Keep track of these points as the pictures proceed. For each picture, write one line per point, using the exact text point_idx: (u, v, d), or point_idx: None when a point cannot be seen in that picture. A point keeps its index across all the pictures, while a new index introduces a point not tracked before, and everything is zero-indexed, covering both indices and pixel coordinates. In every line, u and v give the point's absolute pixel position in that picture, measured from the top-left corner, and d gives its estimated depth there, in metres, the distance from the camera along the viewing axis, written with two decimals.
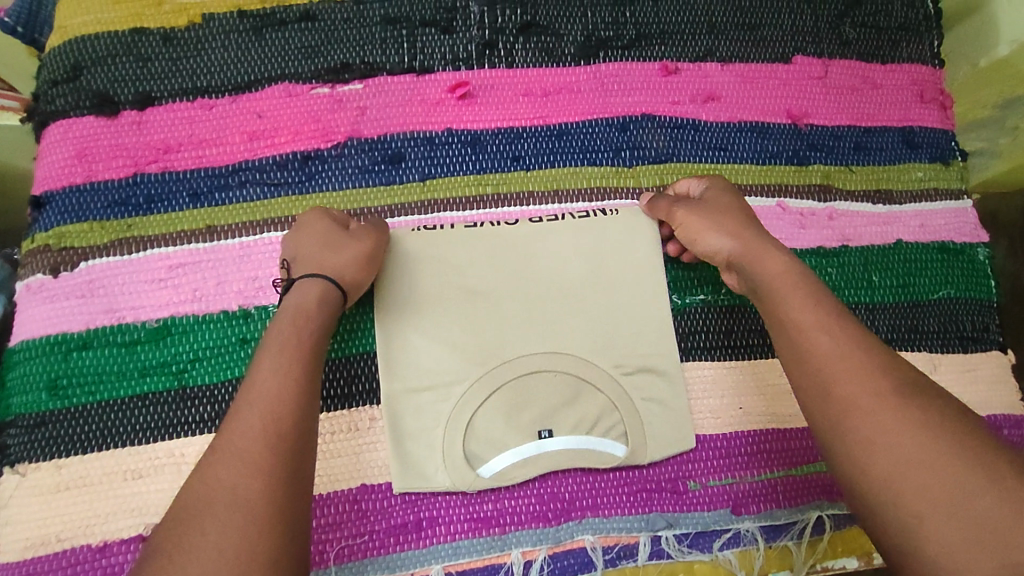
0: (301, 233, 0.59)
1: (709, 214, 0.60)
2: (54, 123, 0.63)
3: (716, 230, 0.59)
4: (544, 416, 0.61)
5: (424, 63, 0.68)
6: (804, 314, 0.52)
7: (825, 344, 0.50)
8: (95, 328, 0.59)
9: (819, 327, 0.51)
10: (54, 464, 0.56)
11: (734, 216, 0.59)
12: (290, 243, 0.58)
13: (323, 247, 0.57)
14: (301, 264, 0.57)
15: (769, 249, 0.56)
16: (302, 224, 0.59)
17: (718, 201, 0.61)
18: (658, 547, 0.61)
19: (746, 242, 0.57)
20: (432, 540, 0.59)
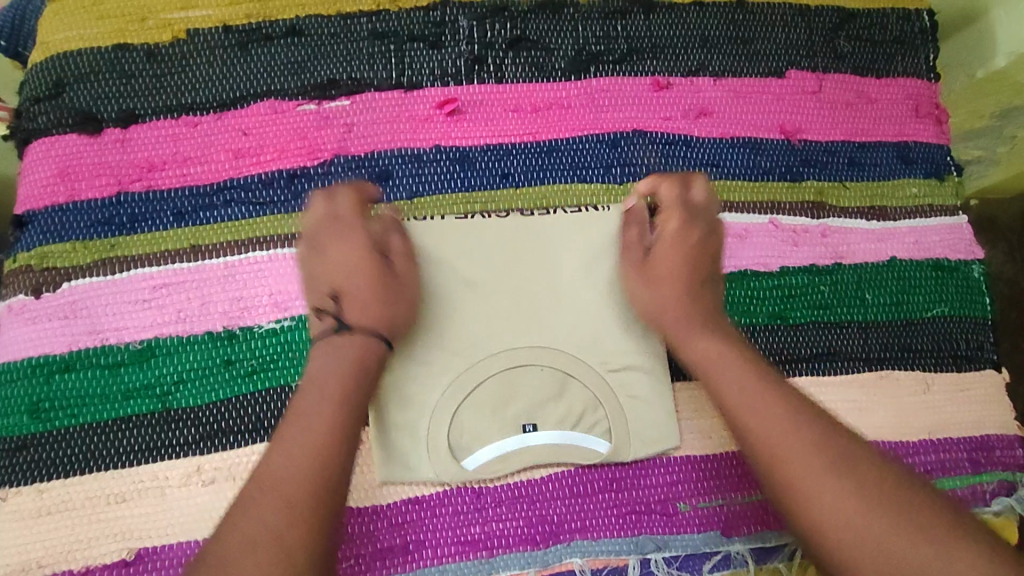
0: (351, 263, 0.57)
1: (652, 276, 0.61)
2: (37, 141, 0.62)
3: (647, 298, 0.61)
4: (530, 409, 0.61)
5: (412, 79, 0.67)
6: (740, 380, 0.55)
7: (762, 408, 0.53)
8: (78, 350, 0.58)
9: (756, 391, 0.54)
10: (35, 488, 0.56)
11: (676, 285, 0.61)
12: (336, 271, 0.57)
13: (384, 297, 0.57)
14: (352, 305, 0.56)
15: (699, 329, 0.59)
16: (350, 247, 0.58)
17: (665, 263, 0.61)
18: (647, 570, 0.60)
19: (673, 316, 0.60)
20: (419, 564, 0.58)
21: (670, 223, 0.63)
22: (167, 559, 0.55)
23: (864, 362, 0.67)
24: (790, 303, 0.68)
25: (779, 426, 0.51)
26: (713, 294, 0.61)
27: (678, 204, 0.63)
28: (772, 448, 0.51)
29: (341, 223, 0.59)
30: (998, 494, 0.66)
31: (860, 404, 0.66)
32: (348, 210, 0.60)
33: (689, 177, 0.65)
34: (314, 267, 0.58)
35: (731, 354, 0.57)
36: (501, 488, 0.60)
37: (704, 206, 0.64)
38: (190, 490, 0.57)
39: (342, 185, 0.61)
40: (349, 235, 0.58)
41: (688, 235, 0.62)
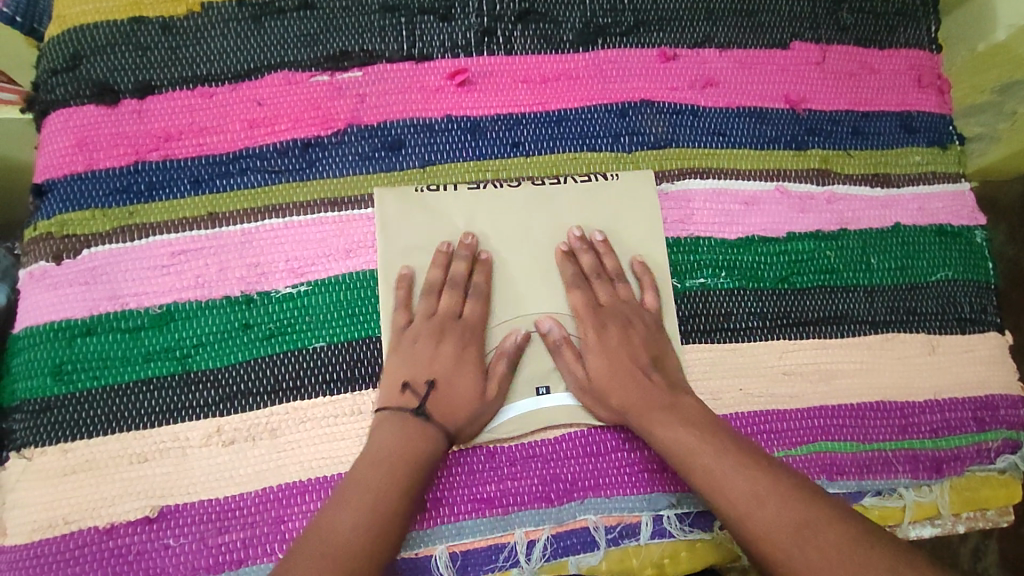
0: (455, 364, 0.60)
1: (599, 395, 0.60)
2: (55, 112, 0.63)
3: (608, 411, 0.60)
4: (544, 372, 0.62)
5: (423, 51, 0.68)
6: (711, 461, 0.54)
7: (739, 488, 0.53)
8: (99, 314, 0.59)
9: (729, 469, 0.54)
10: (59, 448, 0.57)
11: (621, 391, 0.59)
12: (439, 361, 0.59)
13: (472, 414, 0.59)
14: (440, 401, 0.58)
15: (655, 422, 0.58)
16: (462, 351, 0.60)
17: (601, 380, 0.60)
18: (660, 526, 0.61)
19: (633, 417, 0.59)
20: (436, 521, 0.59)
21: (586, 328, 0.62)
22: (190, 516, 0.56)
23: (870, 325, 0.68)
24: (796, 268, 0.69)
25: (756, 501, 0.52)
26: (662, 376, 0.61)
27: (587, 308, 0.62)
28: (750, 524, 0.51)
29: (465, 322, 0.61)
30: (1003, 452, 0.67)
31: (866, 365, 0.67)
32: (478, 313, 0.62)
33: (597, 274, 0.63)
34: (414, 346, 0.60)
35: (693, 434, 0.56)
36: (515, 447, 0.61)
37: (620, 299, 0.63)
38: (211, 450, 0.58)
39: (463, 272, 0.62)
40: (466, 340, 0.61)
41: (606, 337, 0.61)
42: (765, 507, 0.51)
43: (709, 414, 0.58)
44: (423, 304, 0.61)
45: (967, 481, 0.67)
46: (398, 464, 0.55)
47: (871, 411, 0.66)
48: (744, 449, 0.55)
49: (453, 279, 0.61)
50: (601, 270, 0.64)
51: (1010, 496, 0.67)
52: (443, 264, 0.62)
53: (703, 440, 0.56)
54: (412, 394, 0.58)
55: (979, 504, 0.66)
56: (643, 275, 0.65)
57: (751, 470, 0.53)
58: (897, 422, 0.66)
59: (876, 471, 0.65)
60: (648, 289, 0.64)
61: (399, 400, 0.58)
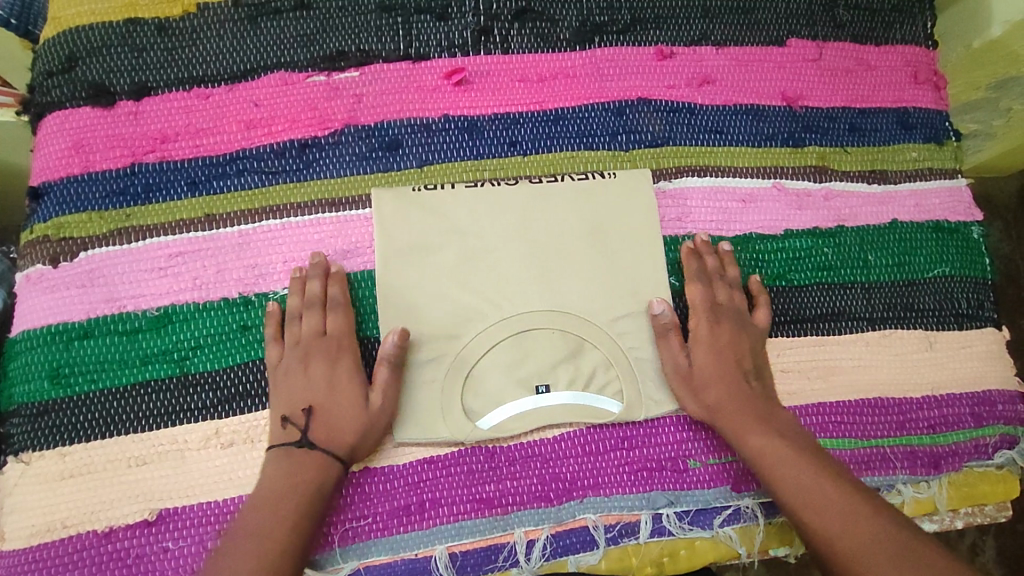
0: (330, 383, 0.58)
1: (696, 386, 0.62)
2: (51, 114, 0.63)
3: (698, 405, 0.61)
4: (543, 371, 0.62)
5: (420, 51, 0.68)
6: (804, 474, 0.56)
7: (829, 501, 0.54)
8: (96, 317, 0.59)
9: (821, 483, 0.55)
10: (57, 452, 0.57)
11: (722, 386, 0.61)
12: (311, 390, 0.58)
13: (362, 427, 0.57)
14: (321, 425, 0.57)
15: (750, 425, 0.59)
16: (335, 367, 0.59)
17: (705, 373, 0.62)
18: (659, 525, 0.61)
19: (725, 415, 0.60)
20: (435, 521, 0.59)
21: (698, 324, 0.64)
22: (189, 519, 0.56)
23: (867, 322, 0.69)
24: (794, 265, 0.69)
25: (846, 515, 0.53)
26: (762, 388, 0.62)
27: (703, 304, 0.64)
28: (839, 535, 0.52)
29: (329, 340, 0.59)
30: (1000, 448, 0.67)
31: (864, 363, 0.67)
32: (341, 325, 0.60)
33: (717, 276, 0.65)
34: (285, 378, 0.58)
35: (787, 446, 0.58)
36: (514, 447, 0.61)
37: (734, 303, 0.65)
38: (210, 452, 0.58)
39: (318, 290, 0.60)
40: (335, 355, 0.59)
41: (715, 337, 0.63)
42: (855, 521, 0.53)
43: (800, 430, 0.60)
44: (290, 333, 0.59)
45: (966, 477, 0.67)
46: (279, 500, 0.54)
47: (870, 408, 0.66)
48: (832, 468, 0.57)
49: (311, 302, 0.60)
50: (722, 275, 0.66)
51: (1007, 492, 0.67)
52: (300, 291, 0.60)
53: (798, 453, 0.57)
54: (293, 426, 0.57)
55: (976, 500, 0.67)
56: (757, 292, 0.66)
57: (841, 486, 0.55)
58: (896, 418, 0.66)
59: (874, 467, 0.65)
60: (760, 305, 0.66)
61: (284, 435, 0.57)
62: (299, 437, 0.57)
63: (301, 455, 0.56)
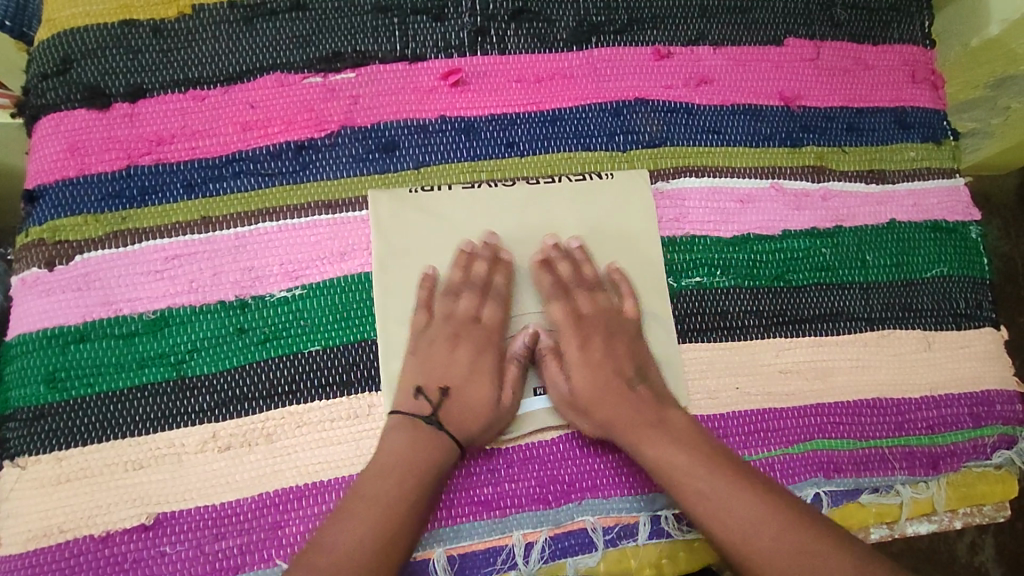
0: (471, 371, 0.61)
1: (582, 409, 0.61)
2: (46, 116, 0.63)
3: (591, 425, 0.60)
4: (540, 374, 0.63)
5: (416, 51, 0.68)
6: (704, 481, 0.56)
7: (731, 510, 0.54)
8: (92, 321, 0.59)
9: (722, 490, 0.55)
10: (54, 456, 0.57)
11: (606, 404, 0.60)
12: (455, 369, 0.61)
13: (489, 420, 0.59)
14: (454, 407, 0.59)
15: (642, 438, 0.59)
16: (479, 358, 0.62)
17: (586, 396, 0.60)
18: (658, 526, 0.61)
19: (618, 432, 0.60)
20: (433, 524, 0.59)
21: (569, 343, 0.62)
22: (186, 523, 0.56)
23: (866, 322, 0.68)
24: (792, 265, 0.69)
25: (748, 522, 0.53)
26: (646, 388, 0.61)
27: (567, 321, 0.63)
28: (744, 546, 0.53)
29: (483, 326, 0.62)
30: (999, 448, 0.67)
31: (862, 363, 0.67)
32: (497, 316, 0.63)
33: (576, 283, 0.63)
34: (430, 350, 0.61)
35: (683, 454, 0.57)
36: (513, 449, 0.61)
37: (600, 310, 0.63)
38: (207, 456, 0.57)
39: (482, 274, 0.62)
40: (483, 346, 0.62)
41: (590, 352, 0.62)
42: (757, 527, 0.53)
43: (688, 424, 0.60)
44: (443, 307, 0.62)
45: (964, 478, 0.67)
46: (406, 474, 0.55)
47: (868, 409, 0.66)
48: (732, 465, 0.57)
49: (472, 283, 0.62)
50: (579, 280, 0.63)
51: (1006, 492, 0.67)
52: (464, 265, 0.62)
53: (689, 456, 0.57)
54: (428, 400, 0.59)
55: (974, 500, 0.66)
56: (623, 285, 0.65)
57: (741, 488, 0.55)
58: (894, 419, 0.66)
59: (873, 468, 0.65)
60: (627, 299, 0.64)
61: (415, 405, 0.59)
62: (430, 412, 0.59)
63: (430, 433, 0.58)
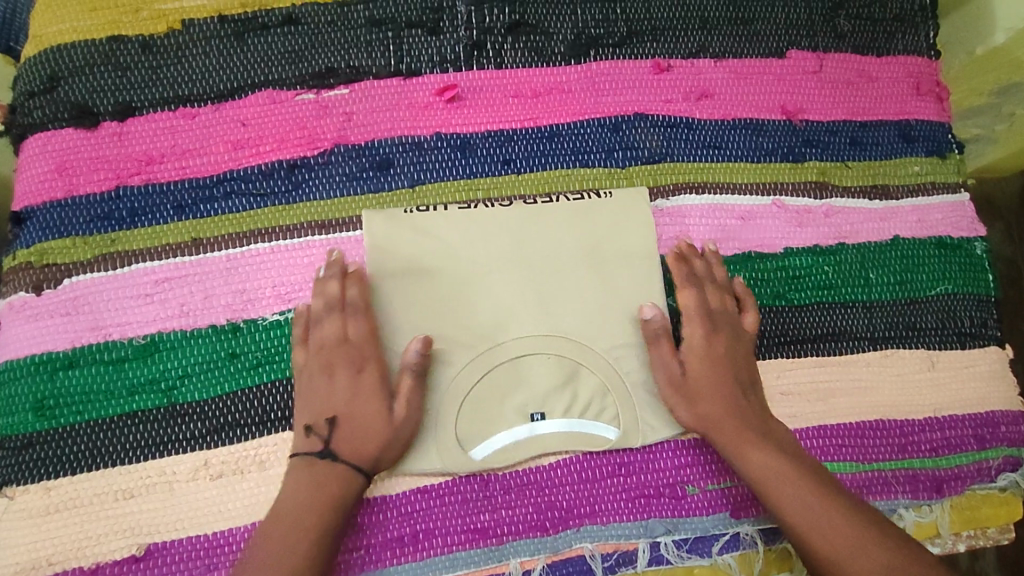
0: (355, 393, 0.57)
1: (691, 396, 0.60)
2: (33, 136, 0.61)
3: (691, 414, 0.60)
4: (540, 398, 0.61)
5: (411, 66, 0.66)
6: (802, 493, 0.55)
7: (824, 528, 0.54)
8: (81, 346, 0.58)
9: (815, 504, 0.55)
10: (43, 487, 0.56)
11: (718, 400, 0.60)
12: (337, 398, 0.57)
13: (385, 439, 0.56)
14: (345, 435, 0.56)
15: (746, 438, 0.58)
16: (359, 377, 0.57)
17: (701, 385, 0.60)
18: (658, 553, 0.60)
19: (721, 430, 0.59)
20: (430, 552, 0.58)
21: (693, 332, 0.62)
22: (177, 553, 0.55)
23: (869, 341, 0.67)
24: (794, 284, 0.67)
25: (842, 539, 0.53)
26: (756, 400, 0.61)
27: (697, 312, 0.62)
28: (835, 562, 0.53)
29: (352, 345, 0.58)
30: (1003, 470, 0.66)
31: (865, 384, 0.66)
32: (362, 331, 0.58)
33: (708, 279, 0.64)
34: (311, 388, 0.57)
35: (783, 462, 0.57)
36: (510, 476, 0.60)
37: (727, 308, 0.63)
38: (198, 484, 0.56)
39: (337, 292, 0.58)
40: (359, 363, 0.58)
41: (714, 345, 0.62)
42: (852, 547, 0.53)
43: (793, 442, 0.60)
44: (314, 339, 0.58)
45: (968, 500, 0.66)
46: (301, 521, 0.53)
47: (871, 431, 0.65)
48: (825, 480, 0.57)
49: (333, 306, 0.58)
50: (713, 277, 0.64)
51: (1011, 514, 0.66)
52: (323, 292, 0.59)
53: (792, 466, 0.57)
54: (317, 437, 0.56)
55: (978, 523, 0.66)
56: (746, 297, 0.64)
57: (837, 504, 0.55)
58: (897, 441, 0.65)
59: (876, 491, 0.64)
60: (748, 309, 0.64)
61: (308, 445, 0.56)
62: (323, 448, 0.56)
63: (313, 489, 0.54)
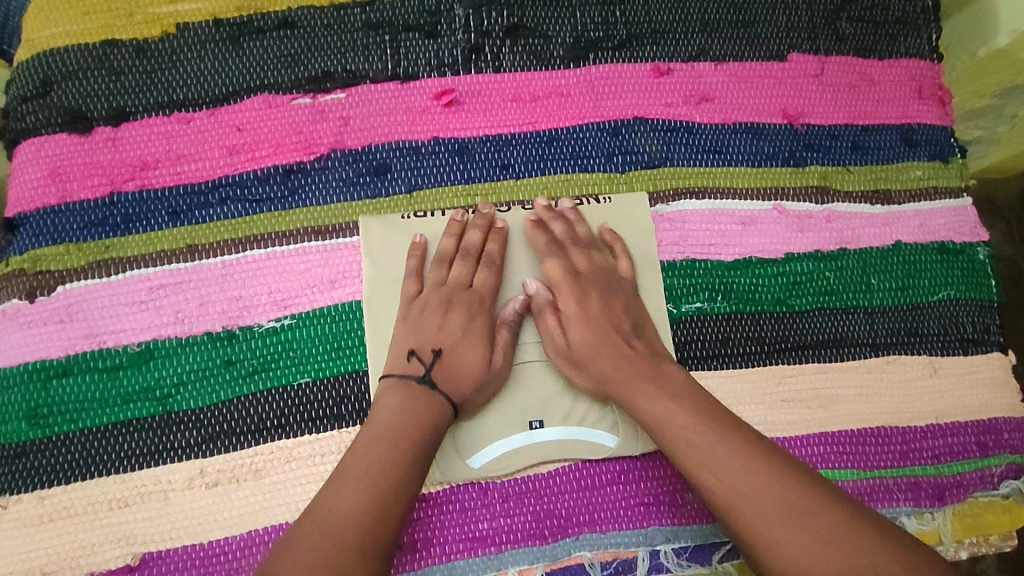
0: (464, 332, 0.59)
1: (579, 362, 0.59)
2: (26, 141, 0.61)
3: (585, 380, 0.59)
4: (539, 404, 0.60)
5: (408, 70, 0.66)
6: (748, 488, 0.50)
7: (715, 469, 0.52)
8: (75, 354, 0.57)
9: (764, 501, 0.49)
10: (36, 496, 0.55)
11: (603, 358, 0.59)
12: (447, 332, 0.58)
13: (479, 382, 0.58)
14: (444, 369, 0.57)
15: (636, 392, 0.57)
16: (472, 319, 0.59)
17: (581, 348, 0.59)
18: (657, 561, 0.60)
19: (613, 389, 0.58)
20: (428, 561, 0.57)
21: (564, 297, 0.61)
22: (171, 563, 0.55)
23: (870, 348, 0.67)
24: (795, 290, 0.67)
25: (772, 517, 0.49)
26: (644, 342, 0.60)
27: (565, 276, 0.61)
28: (731, 505, 0.50)
29: (476, 291, 0.60)
30: (1006, 477, 0.66)
31: (867, 391, 0.66)
32: (490, 281, 0.61)
33: (570, 239, 0.63)
34: (420, 315, 0.59)
35: (674, 405, 0.55)
36: (508, 483, 0.60)
37: (596, 267, 0.62)
38: (194, 493, 0.56)
39: (478, 241, 0.62)
40: (476, 309, 0.60)
41: (588, 303, 0.60)
42: (744, 488, 0.50)
43: (688, 379, 0.58)
44: (434, 276, 0.61)
45: (970, 508, 0.65)
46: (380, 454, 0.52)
47: (872, 438, 0.64)
48: (783, 470, 0.51)
49: (467, 249, 0.61)
50: (574, 237, 0.63)
51: (1013, 522, 0.66)
52: (456, 232, 0.62)
53: (684, 409, 0.55)
54: (419, 362, 0.57)
55: (981, 530, 0.65)
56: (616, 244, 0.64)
57: (792, 496, 0.49)
58: (899, 448, 0.65)
59: (877, 499, 0.63)
60: (622, 258, 0.63)
61: (407, 367, 0.57)
62: (420, 375, 0.57)
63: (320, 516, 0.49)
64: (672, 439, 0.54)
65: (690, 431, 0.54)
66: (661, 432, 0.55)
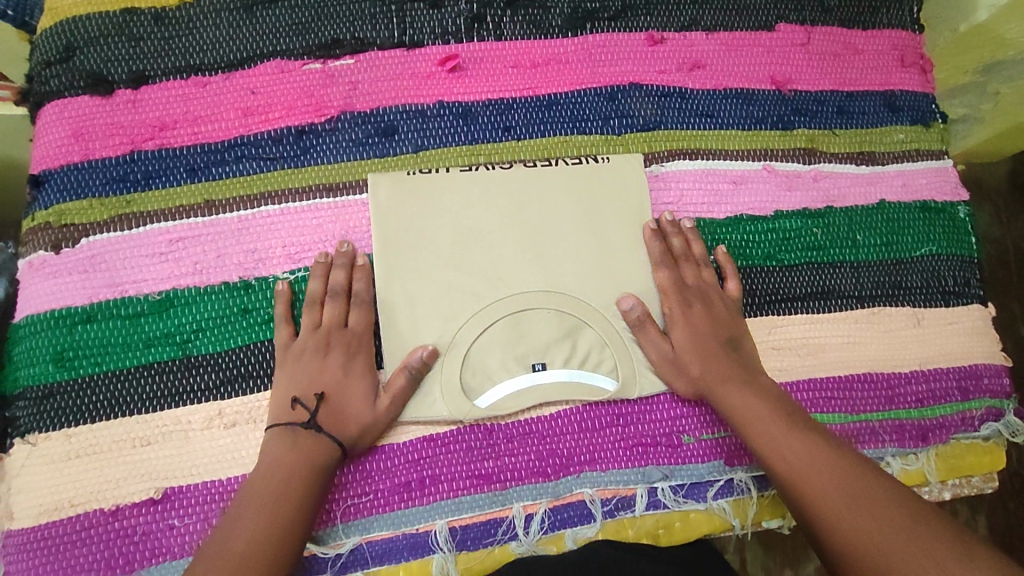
0: (347, 374, 0.60)
1: (680, 364, 0.63)
2: (50, 104, 0.64)
3: (684, 382, 0.63)
4: (540, 349, 0.63)
5: (413, 38, 0.69)
6: (833, 490, 0.52)
7: (787, 453, 0.56)
8: (98, 302, 0.60)
9: (848, 504, 0.51)
10: (63, 434, 0.58)
11: (704, 362, 0.62)
12: (329, 374, 0.59)
13: (364, 427, 0.59)
14: (330, 413, 0.58)
15: (732, 392, 0.61)
16: (352, 360, 0.60)
17: (684, 350, 0.63)
18: (654, 498, 0.63)
19: (710, 389, 0.62)
20: (435, 497, 0.60)
21: (672, 305, 0.65)
22: (193, 497, 0.57)
23: (856, 300, 0.70)
24: (784, 246, 0.70)
25: (834, 498, 0.52)
26: (740, 356, 0.63)
27: (673, 286, 0.65)
28: (799, 485, 0.54)
29: (352, 331, 0.61)
30: (987, 420, 0.69)
31: (854, 340, 0.69)
32: (365, 320, 0.62)
33: (682, 255, 0.66)
34: (300, 360, 0.60)
35: (760, 403, 0.59)
36: (511, 425, 0.63)
37: (705, 282, 0.66)
38: (213, 433, 0.59)
39: (343, 280, 0.62)
40: (354, 349, 0.61)
41: (693, 314, 0.64)
42: (812, 470, 0.54)
43: (783, 393, 0.61)
44: (309, 321, 0.61)
45: (953, 449, 0.68)
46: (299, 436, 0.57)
47: (860, 383, 0.68)
48: (873, 482, 0.53)
49: (341, 292, 0.61)
50: (689, 254, 0.66)
51: (994, 464, 0.69)
52: (324, 274, 0.62)
53: (767, 406, 0.59)
54: (304, 408, 0.58)
55: (964, 471, 0.68)
56: (727, 266, 0.67)
57: (856, 486, 0.52)
58: (885, 393, 0.68)
59: (865, 441, 0.66)
60: (731, 278, 0.67)
61: (291, 416, 0.58)
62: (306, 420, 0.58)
63: (250, 523, 0.53)
64: (750, 424, 0.59)
65: (767, 421, 0.58)
66: (740, 417, 0.59)
